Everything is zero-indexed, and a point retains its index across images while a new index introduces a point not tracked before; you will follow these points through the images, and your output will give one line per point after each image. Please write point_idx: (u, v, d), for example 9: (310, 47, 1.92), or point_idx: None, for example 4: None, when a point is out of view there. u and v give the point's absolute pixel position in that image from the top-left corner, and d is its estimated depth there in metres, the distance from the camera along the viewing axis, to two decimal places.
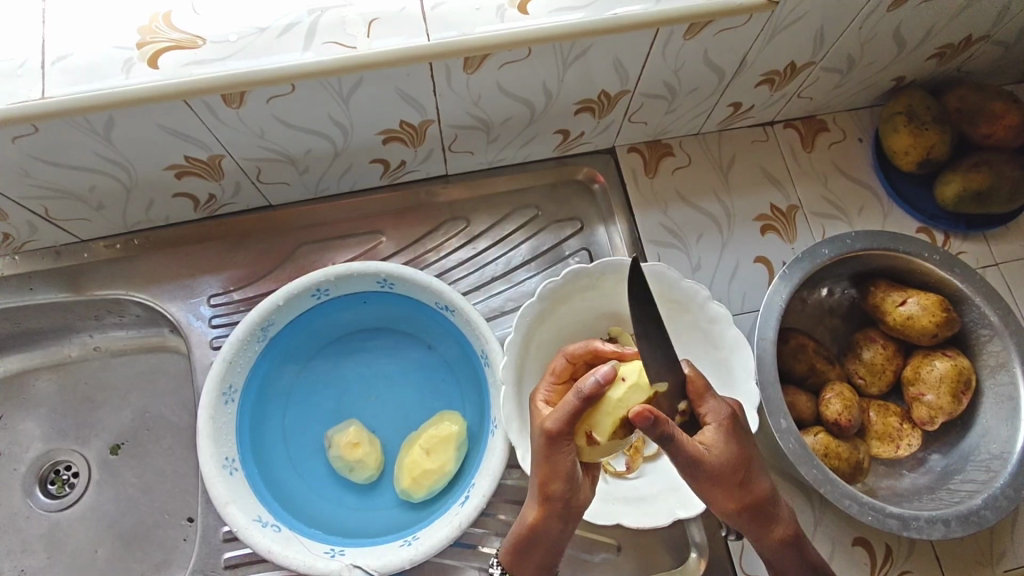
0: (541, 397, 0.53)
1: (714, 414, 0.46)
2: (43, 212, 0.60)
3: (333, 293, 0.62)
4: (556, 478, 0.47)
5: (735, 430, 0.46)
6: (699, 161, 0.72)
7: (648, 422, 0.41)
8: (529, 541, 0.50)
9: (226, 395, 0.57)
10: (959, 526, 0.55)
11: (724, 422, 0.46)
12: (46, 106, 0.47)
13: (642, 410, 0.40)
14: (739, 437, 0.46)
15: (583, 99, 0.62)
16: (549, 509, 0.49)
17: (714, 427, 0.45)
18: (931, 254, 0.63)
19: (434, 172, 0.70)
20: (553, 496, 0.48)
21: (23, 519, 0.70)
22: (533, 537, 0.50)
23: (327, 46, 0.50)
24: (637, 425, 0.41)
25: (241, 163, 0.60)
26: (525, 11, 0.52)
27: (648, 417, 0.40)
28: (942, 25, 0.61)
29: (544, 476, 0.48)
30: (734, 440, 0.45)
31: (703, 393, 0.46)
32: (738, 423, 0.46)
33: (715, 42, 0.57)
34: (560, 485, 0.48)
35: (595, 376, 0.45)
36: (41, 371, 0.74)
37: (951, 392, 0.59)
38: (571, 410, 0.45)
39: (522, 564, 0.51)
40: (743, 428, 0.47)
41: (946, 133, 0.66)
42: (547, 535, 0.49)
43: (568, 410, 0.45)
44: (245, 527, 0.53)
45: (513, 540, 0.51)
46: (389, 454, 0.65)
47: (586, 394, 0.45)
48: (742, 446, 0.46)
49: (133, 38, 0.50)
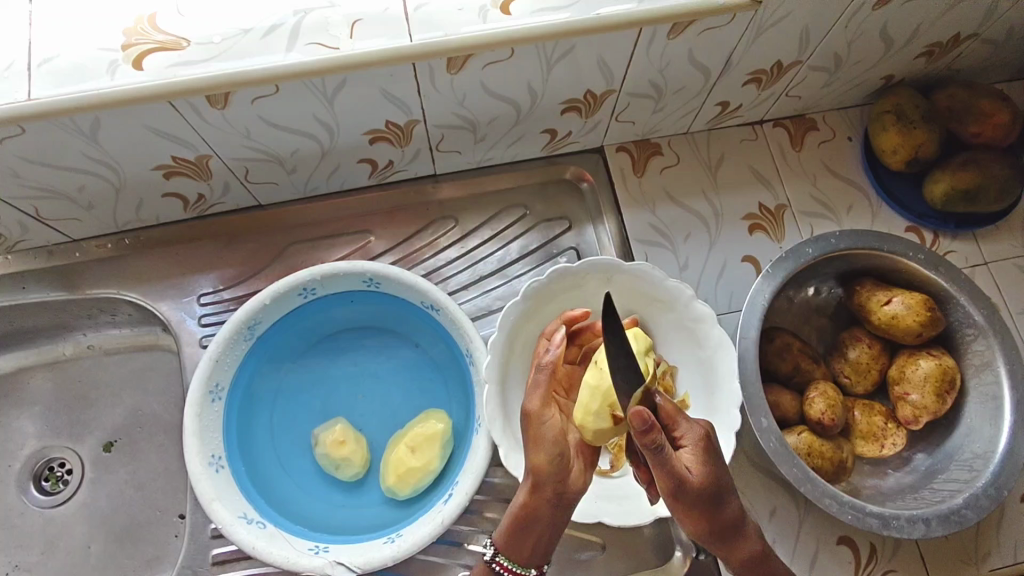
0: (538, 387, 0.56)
1: (690, 435, 0.45)
2: (34, 212, 0.61)
3: (320, 292, 0.62)
4: (544, 453, 0.50)
5: (711, 453, 0.45)
6: (688, 160, 0.72)
7: (644, 426, 0.40)
8: (520, 524, 0.49)
9: (213, 393, 0.57)
10: (940, 526, 0.55)
11: (701, 441, 0.45)
12: (33, 107, 0.48)
13: (638, 412, 0.40)
14: (715, 458, 0.45)
15: (569, 99, 0.62)
16: (543, 492, 0.50)
17: (691, 449, 0.44)
18: (917, 253, 0.63)
19: (423, 172, 0.70)
20: (547, 482, 0.50)
21: (18, 515, 0.70)
22: (525, 523, 0.49)
23: (311, 47, 0.51)
24: (634, 424, 0.40)
25: (229, 163, 0.61)
26: (507, 12, 0.52)
27: (644, 421, 0.40)
28: (928, 24, 0.61)
29: (541, 459, 0.50)
30: (710, 462, 0.45)
31: (677, 415, 0.45)
32: (713, 444, 0.45)
33: (699, 41, 0.57)
34: (547, 462, 0.50)
35: (552, 351, 0.53)
36: (36, 369, 0.75)
37: (935, 391, 0.59)
38: (539, 382, 0.52)
39: (512, 548, 0.50)
40: (718, 451, 0.46)
41: (934, 132, 0.66)
42: (540, 517, 0.49)
43: (536, 383, 0.52)
44: (230, 523, 0.53)
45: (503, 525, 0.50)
46: (376, 452, 0.65)
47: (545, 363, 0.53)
48: (719, 465, 0.45)
49: (118, 39, 0.50)
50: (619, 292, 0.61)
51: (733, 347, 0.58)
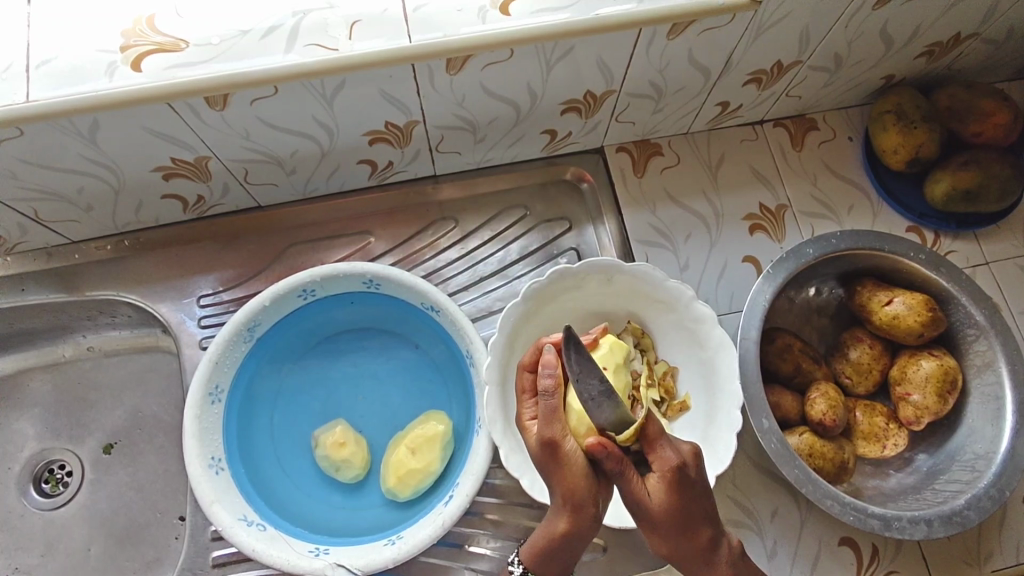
0: (528, 416, 0.51)
1: (661, 463, 0.43)
2: (33, 214, 0.61)
3: (320, 294, 0.62)
4: (582, 484, 0.45)
5: (682, 484, 0.43)
6: (688, 160, 0.72)
7: (601, 454, 0.42)
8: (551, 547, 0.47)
9: (213, 395, 0.57)
10: (942, 527, 0.55)
11: (670, 471, 0.43)
12: (31, 109, 0.48)
13: (592, 441, 0.41)
14: (685, 489, 0.43)
15: (569, 99, 0.62)
16: (584, 515, 0.45)
17: (658, 477, 0.43)
18: (918, 253, 0.63)
19: (422, 172, 0.70)
20: (589, 508, 0.45)
21: (18, 517, 0.70)
22: (560, 545, 0.46)
23: (310, 48, 0.50)
24: (591, 454, 0.42)
25: (228, 164, 0.61)
26: (507, 12, 0.52)
27: (602, 450, 0.42)
28: (930, 22, 0.61)
29: (579, 486, 0.45)
30: (675, 494, 0.43)
31: (657, 440, 0.43)
32: (686, 475, 0.43)
33: (700, 41, 0.57)
34: (586, 492, 0.45)
35: (548, 373, 0.46)
36: (36, 371, 0.75)
37: (937, 392, 0.59)
38: (547, 410, 0.46)
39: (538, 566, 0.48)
40: (694, 482, 0.43)
41: (935, 132, 0.66)
42: (580, 540, 0.46)
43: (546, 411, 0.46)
44: (230, 525, 0.53)
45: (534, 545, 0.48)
46: (376, 454, 0.65)
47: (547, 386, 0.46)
48: (688, 496, 0.43)
49: (117, 41, 0.50)
50: (619, 292, 0.61)
51: (734, 348, 0.58)
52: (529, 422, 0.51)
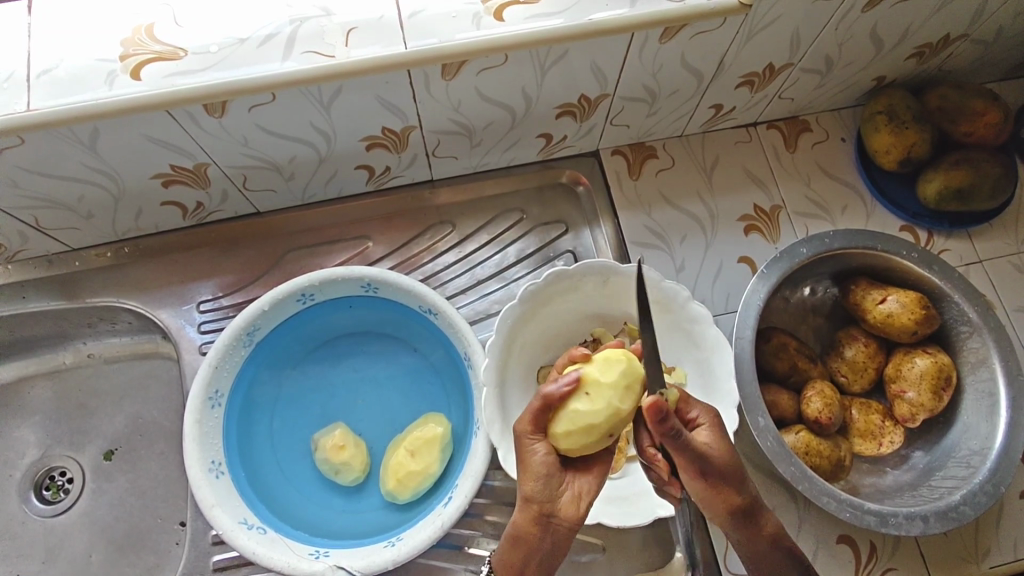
0: None
1: (705, 415, 0.47)
2: (33, 222, 0.61)
3: (318, 298, 0.62)
4: (532, 475, 0.48)
5: (723, 432, 0.47)
6: (682, 162, 0.73)
7: (661, 414, 0.41)
8: (526, 552, 0.47)
9: (213, 400, 0.58)
10: (938, 522, 0.55)
11: (715, 421, 0.47)
12: (30, 118, 0.48)
13: (655, 397, 0.41)
14: (729, 439, 0.47)
15: (563, 103, 0.63)
16: (533, 509, 0.47)
17: (704, 430, 0.46)
18: (910, 252, 0.63)
19: (420, 177, 0.71)
20: (564, 519, 0.47)
21: (19, 524, 0.71)
22: (519, 541, 0.47)
23: (307, 56, 0.51)
24: (650, 415, 0.41)
25: (226, 171, 0.61)
26: (500, 18, 0.53)
27: (665, 408, 0.41)
28: (919, 24, 0.61)
29: (537, 486, 0.48)
30: (725, 441, 0.46)
31: (687, 398, 0.48)
32: (723, 425, 0.48)
33: (692, 44, 0.57)
34: (534, 481, 0.48)
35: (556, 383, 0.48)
36: (36, 378, 0.75)
37: (932, 388, 0.59)
38: (535, 412, 0.48)
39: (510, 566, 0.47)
40: (730, 434, 0.48)
41: (926, 132, 0.66)
42: (535, 538, 0.47)
43: (531, 412, 0.48)
44: (230, 529, 0.54)
45: (506, 556, 0.47)
46: (375, 458, 0.66)
47: (545, 398, 0.48)
48: (731, 445, 0.47)
49: (117, 50, 0.51)
50: (613, 293, 0.62)
51: (729, 347, 0.59)
52: (530, 437, 0.49)
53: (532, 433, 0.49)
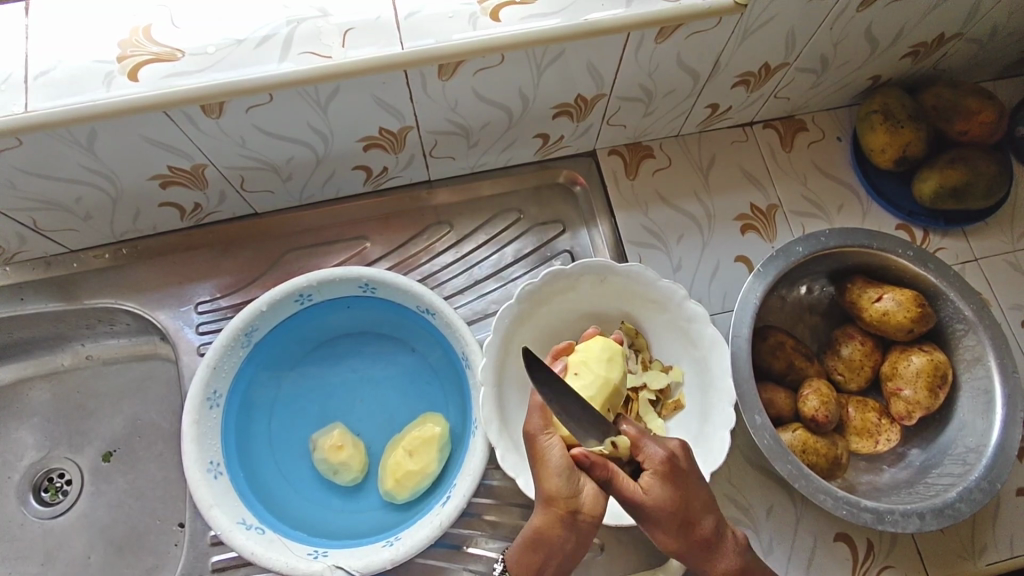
0: None
1: (656, 457, 0.45)
2: (31, 223, 0.61)
3: (316, 298, 0.62)
4: (552, 471, 0.46)
5: (676, 474, 0.44)
6: (679, 162, 0.73)
7: (586, 463, 0.42)
8: (544, 552, 0.46)
9: (211, 401, 0.58)
10: (934, 519, 0.55)
11: (669, 462, 0.44)
12: (30, 119, 0.48)
13: (576, 451, 0.42)
14: (681, 480, 0.44)
15: (560, 103, 0.63)
16: (555, 509, 0.45)
17: (651, 473, 0.44)
18: (906, 250, 0.64)
19: (417, 177, 0.71)
20: (588, 515, 0.45)
21: (17, 526, 0.71)
22: (538, 542, 0.46)
23: (304, 56, 0.51)
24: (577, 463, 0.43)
25: (224, 172, 0.61)
26: (496, 18, 0.53)
27: (587, 459, 0.42)
28: (913, 24, 0.62)
29: (555, 485, 0.46)
30: (673, 485, 0.44)
31: (640, 440, 0.46)
32: (679, 466, 0.45)
33: (688, 44, 0.57)
34: (554, 477, 0.46)
35: None
36: (35, 380, 0.75)
37: (928, 386, 0.60)
38: (540, 407, 0.50)
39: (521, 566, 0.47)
40: (686, 471, 0.45)
41: (921, 130, 0.67)
42: (553, 540, 0.45)
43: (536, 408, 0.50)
44: (229, 529, 0.54)
45: (525, 555, 0.46)
46: (373, 457, 0.66)
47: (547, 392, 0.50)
48: (687, 487, 0.44)
49: (114, 51, 0.51)
50: (610, 291, 0.62)
51: (727, 346, 0.59)
52: (544, 431, 0.48)
53: (544, 429, 0.48)
